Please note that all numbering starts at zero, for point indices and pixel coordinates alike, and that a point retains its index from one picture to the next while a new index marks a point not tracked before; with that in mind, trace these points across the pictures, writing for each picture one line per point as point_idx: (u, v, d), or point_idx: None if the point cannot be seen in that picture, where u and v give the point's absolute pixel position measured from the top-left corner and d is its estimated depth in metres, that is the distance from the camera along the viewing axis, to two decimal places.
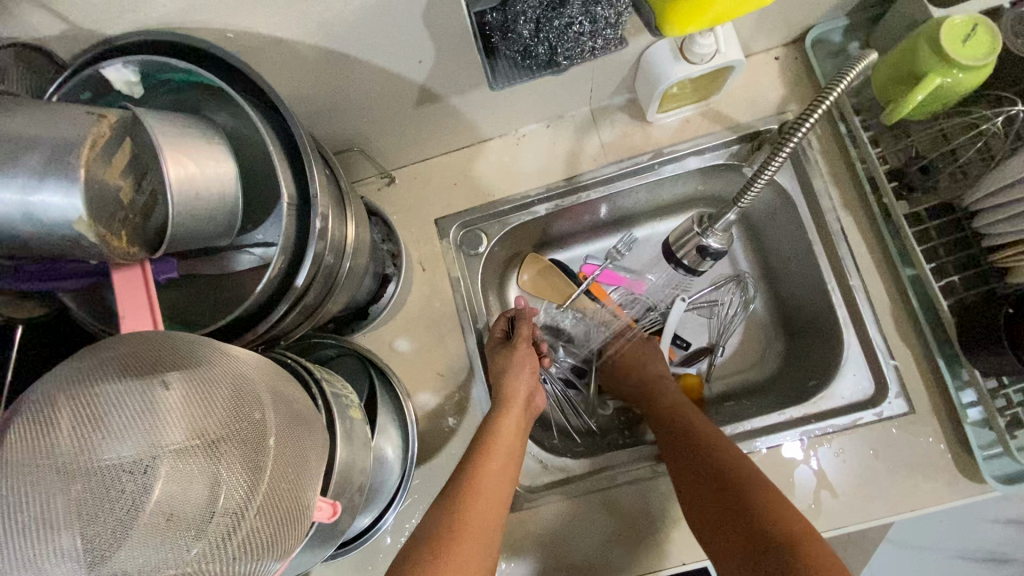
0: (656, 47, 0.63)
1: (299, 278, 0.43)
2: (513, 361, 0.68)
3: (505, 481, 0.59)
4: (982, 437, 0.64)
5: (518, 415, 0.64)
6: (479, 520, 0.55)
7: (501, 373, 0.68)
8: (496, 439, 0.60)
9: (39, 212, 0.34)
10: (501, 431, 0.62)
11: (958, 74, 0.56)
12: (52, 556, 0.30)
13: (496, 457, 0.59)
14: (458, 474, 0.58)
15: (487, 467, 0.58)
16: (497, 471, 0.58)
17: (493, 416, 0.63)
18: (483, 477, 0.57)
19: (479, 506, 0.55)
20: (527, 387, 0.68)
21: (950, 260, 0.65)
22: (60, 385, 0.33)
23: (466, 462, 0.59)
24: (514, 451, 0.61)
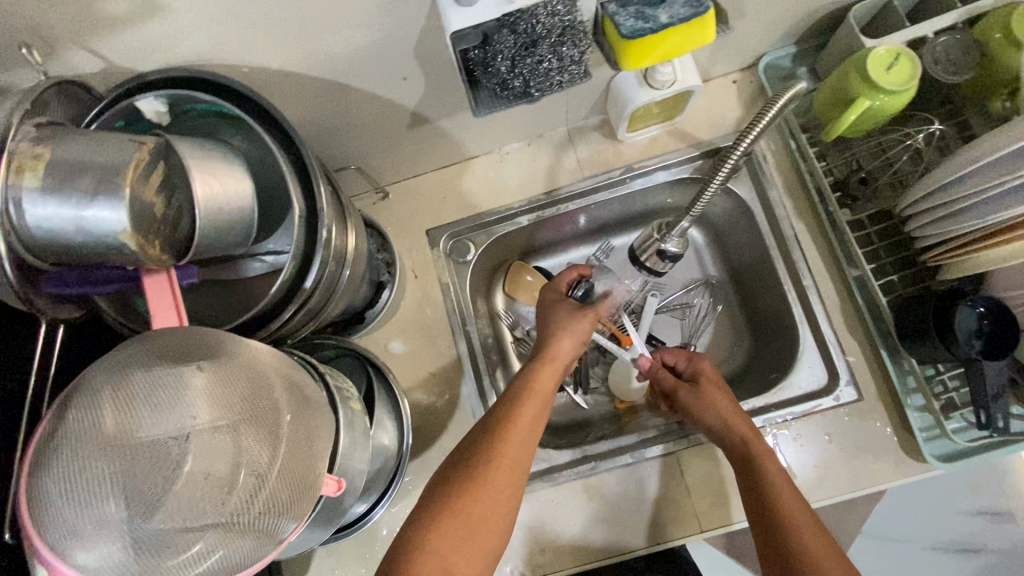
0: (623, 74, 0.70)
1: (308, 281, 0.49)
2: (566, 324, 0.72)
3: (536, 426, 0.61)
4: (924, 421, 0.70)
5: (555, 372, 0.67)
6: (515, 453, 0.57)
7: (551, 332, 0.72)
8: (534, 388, 0.64)
9: (91, 224, 0.41)
10: (539, 383, 0.65)
11: (884, 97, 0.64)
12: (110, 510, 0.36)
13: (530, 403, 0.62)
14: (492, 415, 0.62)
15: (522, 411, 0.61)
16: (531, 415, 0.61)
17: (532, 369, 0.67)
18: (517, 419, 0.60)
19: (515, 442, 0.58)
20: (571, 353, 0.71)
21: (889, 261, 0.73)
22: (105, 370, 0.39)
23: (501, 405, 0.62)
24: (548, 402, 0.64)
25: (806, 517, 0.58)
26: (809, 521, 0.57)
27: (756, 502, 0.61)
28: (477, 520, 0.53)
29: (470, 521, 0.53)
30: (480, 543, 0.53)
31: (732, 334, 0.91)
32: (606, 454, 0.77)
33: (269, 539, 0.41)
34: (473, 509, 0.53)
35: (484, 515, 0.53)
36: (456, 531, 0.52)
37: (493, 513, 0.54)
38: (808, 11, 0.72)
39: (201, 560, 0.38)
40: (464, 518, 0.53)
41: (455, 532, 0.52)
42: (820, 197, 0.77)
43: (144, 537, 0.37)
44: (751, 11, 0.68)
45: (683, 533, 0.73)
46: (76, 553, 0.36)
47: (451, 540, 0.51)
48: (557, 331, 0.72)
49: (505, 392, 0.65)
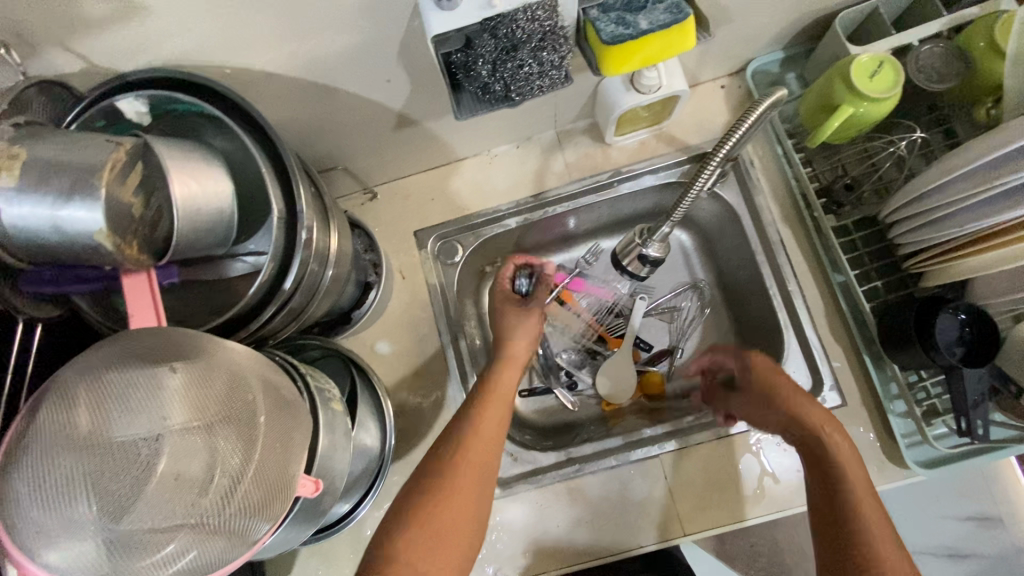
0: (609, 79, 0.71)
1: (287, 281, 0.49)
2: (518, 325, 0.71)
3: (499, 430, 0.61)
4: (905, 427, 0.71)
5: (513, 375, 0.67)
6: (478, 463, 0.58)
7: (502, 334, 0.71)
8: (495, 392, 0.64)
9: (67, 225, 0.41)
10: (497, 388, 0.65)
11: (866, 104, 0.65)
12: (80, 510, 0.36)
13: (490, 410, 0.62)
14: (456, 420, 0.62)
15: (482, 421, 0.60)
16: (493, 422, 0.61)
17: (492, 373, 0.67)
18: (480, 427, 0.60)
19: (477, 452, 0.59)
20: (524, 352, 0.70)
21: (873, 267, 0.73)
22: (79, 372, 0.39)
23: (462, 415, 0.62)
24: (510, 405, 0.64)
25: (880, 523, 0.58)
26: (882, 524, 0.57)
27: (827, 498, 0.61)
28: (442, 532, 0.54)
29: (435, 532, 0.54)
30: (448, 555, 0.54)
31: (719, 337, 0.91)
32: (592, 457, 0.77)
33: (241, 541, 0.41)
34: (439, 521, 0.54)
35: (450, 526, 0.54)
36: (426, 537, 0.53)
37: (460, 523, 0.55)
38: (796, 17, 0.72)
39: (171, 563, 0.38)
40: (430, 529, 0.54)
41: (423, 544, 0.53)
42: (805, 203, 0.77)
43: (114, 537, 0.37)
44: (737, 17, 0.69)
45: (665, 536, 0.73)
46: (45, 553, 0.36)
47: (417, 551, 0.52)
48: (508, 333, 0.71)
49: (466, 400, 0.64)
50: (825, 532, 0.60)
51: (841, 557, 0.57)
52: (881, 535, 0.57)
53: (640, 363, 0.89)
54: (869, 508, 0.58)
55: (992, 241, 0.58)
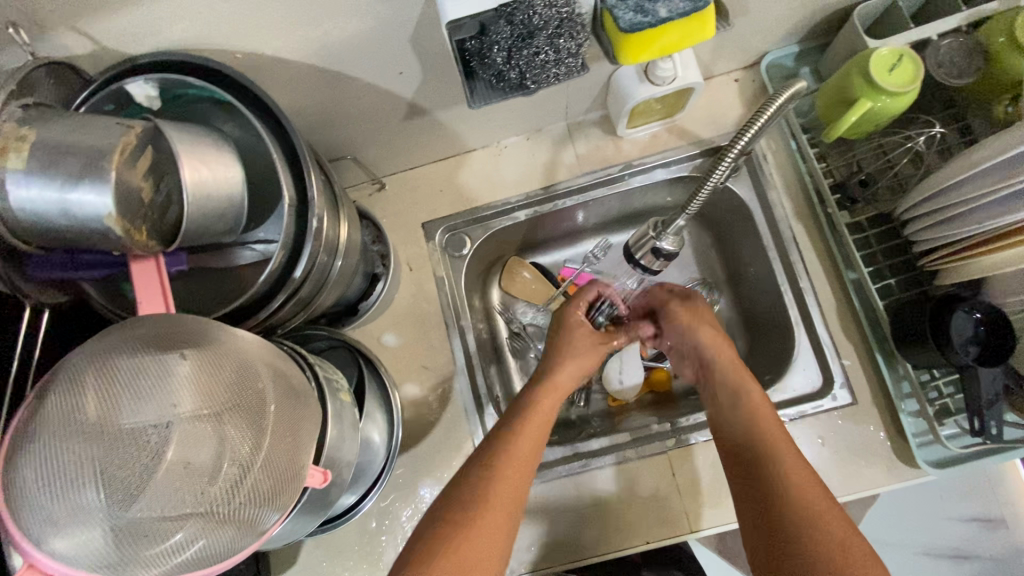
0: (623, 70, 0.70)
1: (297, 270, 0.49)
2: (570, 351, 0.73)
3: (535, 454, 0.62)
4: (917, 426, 0.70)
5: (553, 401, 0.68)
6: (511, 489, 0.58)
7: (554, 354, 0.73)
8: (535, 415, 0.65)
9: (76, 207, 0.40)
10: (539, 409, 0.65)
11: (884, 98, 0.64)
12: (88, 496, 0.36)
13: (531, 433, 0.63)
14: (492, 443, 0.62)
15: (522, 440, 0.62)
16: (533, 445, 0.62)
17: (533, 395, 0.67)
18: (516, 452, 0.60)
19: (512, 477, 0.59)
20: (572, 377, 0.71)
21: (887, 265, 0.72)
22: (87, 359, 0.38)
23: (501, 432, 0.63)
24: (547, 428, 0.65)
25: (777, 442, 0.58)
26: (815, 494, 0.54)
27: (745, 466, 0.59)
28: (470, 562, 0.52)
29: (460, 562, 0.52)
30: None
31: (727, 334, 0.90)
32: (599, 452, 0.77)
33: (250, 530, 0.41)
34: (466, 549, 0.53)
35: (478, 559, 0.53)
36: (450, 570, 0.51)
37: (489, 552, 0.54)
38: (813, 10, 0.71)
39: (180, 551, 0.38)
40: (456, 561, 0.52)
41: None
42: (819, 199, 0.76)
43: (123, 525, 0.36)
44: (754, 9, 0.68)
45: (672, 532, 0.72)
46: (51, 541, 0.35)
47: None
48: (563, 356, 0.73)
49: (506, 418, 0.65)
50: (732, 468, 0.61)
51: (748, 487, 0.58)
52: (778, 452, 0.57)
53: (646, 359, 0.88)
54: (768, 432, 0.59)
55: (1001, 244, 0.58)
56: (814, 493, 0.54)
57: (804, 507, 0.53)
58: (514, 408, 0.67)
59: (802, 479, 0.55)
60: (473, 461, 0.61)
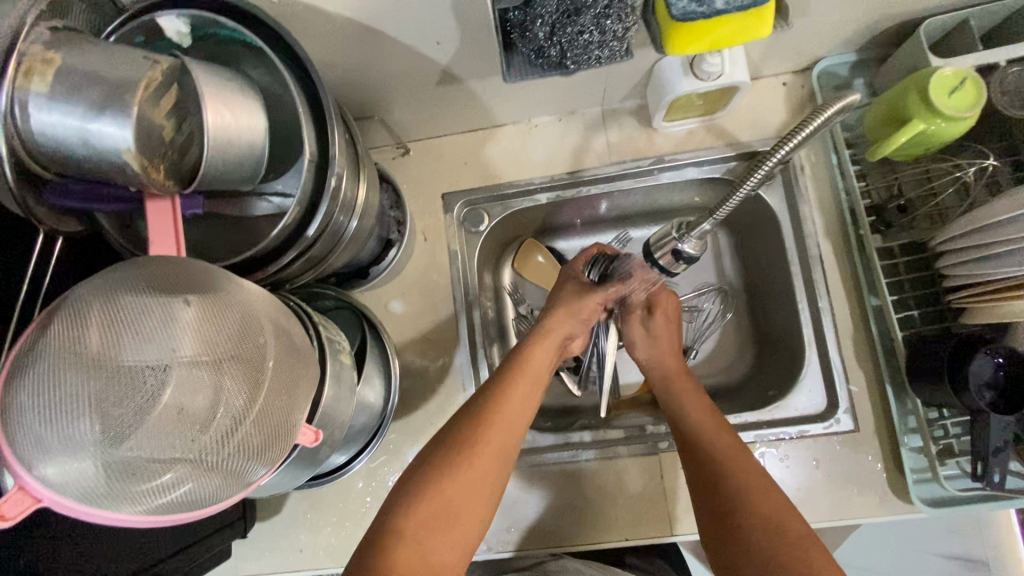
0: (667, 60, 0.67)
1: (310, 228, 0.48)
2: (569, 305, 0.73)
3: (524, 408, 0.63)
4: (916, 462, 0.68)
5: (547, 354, 0.69)
6: (500, 440, 0.59)
7: (551, 310, 0.73)
8: (524, 369, 0.65)
9: (95, 139, 0.40)
10: (530, 361, 0.67)
11: (941, 122, 0.61)
12: (81, 428, 0.36)
13: (520, 384, 0.63)
14: (473, 405, 0.62)
15: (513, 391, 0.63)
16: (523, 397, 0.63)
17: (525, 347, 0.68)
18: (503, 407, 0.61)
19: (501, 429, 0.60)
20: (564, 331, 0.72)
21: (912, 295, 0.69)
22: (95, 292, 0.39)
23: (491, 384, 0.64)
24: (539, 384, 0.66)
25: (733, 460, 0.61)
26: (763, 483, 0.58)
27: (692, 455, 0.64)
28: (452, 508, 0.54)
29: (445, 507, 0.54)
30: (458, 533, 0.54)
31: (735, 344, 0.88)
32: (592, 444, 0.76)
33: (236, 481, 0.41)
34: (453, 497, 0.54)
35: (464, 504, 0.55)
36: (433, 515, 0.53)
37: (474, 501, 0.56)
38: (877, 18, 0.67)
39: (165, 491, 0.38)
40: (443, 503, 0.54)
41: (430, 519, 0.53)
42: (853, 220, 0.74)
43: (113, 461, 0.36)
44: (816, 10, 0.64)
45: (652, 533, 0.73)
46: (41, 467, 0.35)
47: (426, 524, 0.52)
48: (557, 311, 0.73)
49: (496, 368, 0.66)
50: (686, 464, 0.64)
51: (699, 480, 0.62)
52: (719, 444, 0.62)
53: None
54: (719, 440, 0.63)
55: None
56: (774, 508, 0.56)
57: (765, 525, 0.55)
58: (507, 358, 0.68)
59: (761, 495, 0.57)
60: (456, 417, 0.61)
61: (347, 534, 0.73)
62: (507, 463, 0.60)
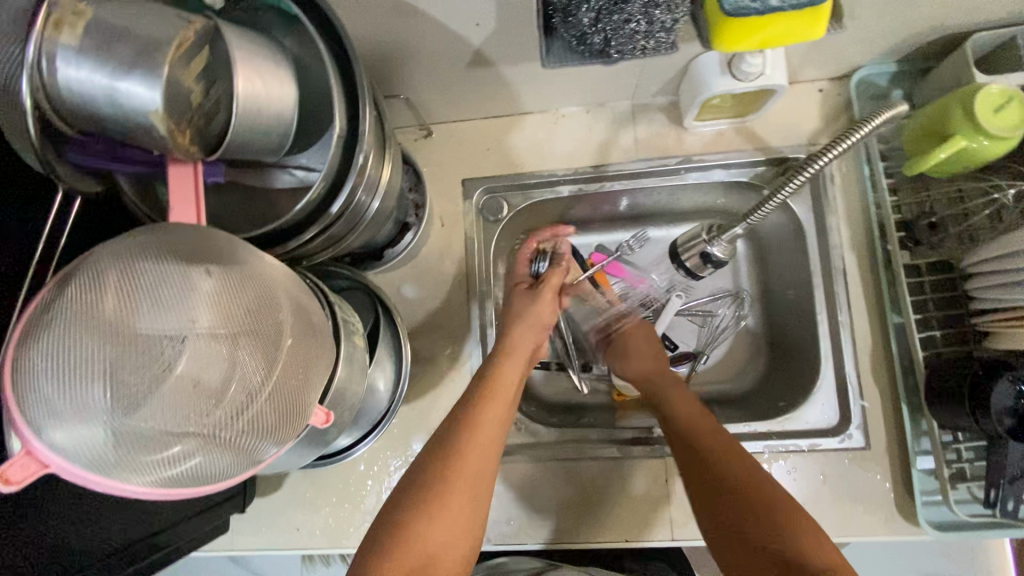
0: (705, 58, 0.65)
1: (334, 205, 0.47)
2: (529, 311, 0.74)
3: (498, 430, 0.62)
4: (925, 484, 0.68)
5: (517, 366, 0.68)
6: (475, 469, 0.58)
7: (511, 322, 0.74)
8: (493, 391, 0.64)
9: (122, 98, 0.38)
10: (500, 382, 0.65)
11: (984, 140, 0.59)
12: (94, 394, 0.35)
13: (491, 408, 0.62)
14: (443, 437, 0.60)
15: (484, 415, 0.61)
16: (494, 418, 0.62)
17: (490, 368, 0.67)
18: (475, 433, 0.60)
19: (475, 456, 0.59)
20: (528, 341, 0.73)
21: (936, 315, 0.68)
22: (109, 259, 0.37)
23: (460, 412, 0.62)
24: (512, 403, 0.65)
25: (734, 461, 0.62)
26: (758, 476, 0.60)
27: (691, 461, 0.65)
28: (434, 550, 0.53)
29: (426, 551, 0.52)
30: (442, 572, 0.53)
31: (747, 352, 0.87)
32: (600, 443, 0.76)
33: (247, 458, 0.40)
34: (433, 539, 0.53)
35: (445, 542, 0.53)
36: (414, 562, 0.51)
37: (455, 539, 0.54)
38: (924, 29, 0.65)
39: (175, 464, 0.37)
40: (422, 547, 0.52)
41: (411, 567, 0.51)
42: (881, 235, 0.72)
43: (124, 431, 0.35)
44: (864, 15, 0.62)
45: (654, 536, 0.72)
46: (51, 432, 0.34)
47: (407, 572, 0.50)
48: (516, 321, 0.73)
49: (465, 393, 0.65)
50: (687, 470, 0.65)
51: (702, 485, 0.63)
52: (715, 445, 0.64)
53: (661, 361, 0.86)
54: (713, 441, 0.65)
55: None
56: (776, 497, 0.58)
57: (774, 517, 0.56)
58: (474, 381, 0.66)
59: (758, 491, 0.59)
60: (428, 452, 0.59)
61: (345, 515, 0.73)
62: (485, 490, 0.59)
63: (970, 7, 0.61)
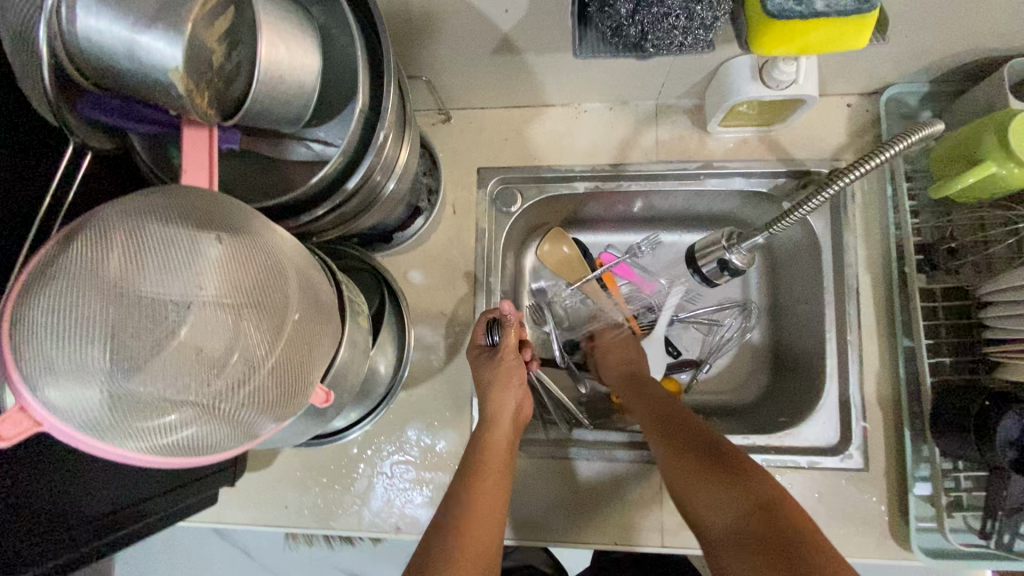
0: (737, 62, 0.64)
1: (351, 180, 0.46)
2: (500, 375, 0.68)
3: (497, 505, 0.60)
4: (921, 510, 0.67)
5: (506, 433, 0.66)
6: (483, 544, 0.55)
7: (484, 390, 0.68)
8: (488, 463, 0.62)
9: (143, 52, 0.37)
10: (491, 450, 0.64)
11: (1015, 166, 0.58)
12: (93, 354, 0.34)
13: (489, 479, 0.61)
14: (443, 518, 0.57)
15: (482, 487, 0.59)
16: (492, 491, 0.60)
17: (478, 442, 0.65)
18: (476, 510, 0.57)
19: (480, 530, 0.56)
20: (511, 404, 0.68)
21: (946, 341, 0.67)
22: (114, 221, 0.36)
23: (457, 488, 0.60)
24: (507, 473, 0.63)
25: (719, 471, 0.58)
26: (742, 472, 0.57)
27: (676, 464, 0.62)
28: None
29: None
30: None
31: (751, 364, 0.86)
32: (596, 443, 0.75)
33: (245, 432, 0.39)
34: None
35: None
36: None
37: None
38: (961, 50, 0.64)
39: (170, 433, 0.36)
40: None
41: None
42: (897, 256, 0.71)
43: (122, 393, 0.35)
44: (902, 30, 0.61)
45: (643, 541, 0.71)
46: (46, 389, 0.33)
47: None
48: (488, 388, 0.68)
49: (456, 472, 0.62)
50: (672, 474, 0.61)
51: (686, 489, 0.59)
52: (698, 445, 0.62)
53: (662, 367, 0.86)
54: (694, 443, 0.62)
55: None
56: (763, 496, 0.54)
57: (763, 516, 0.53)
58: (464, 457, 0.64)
59: (737, 496, 0.55)
60: (427, 541, 0.55)
61: (335, 497, 0.72)
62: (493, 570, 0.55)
63: (1011, 30, 0.60)
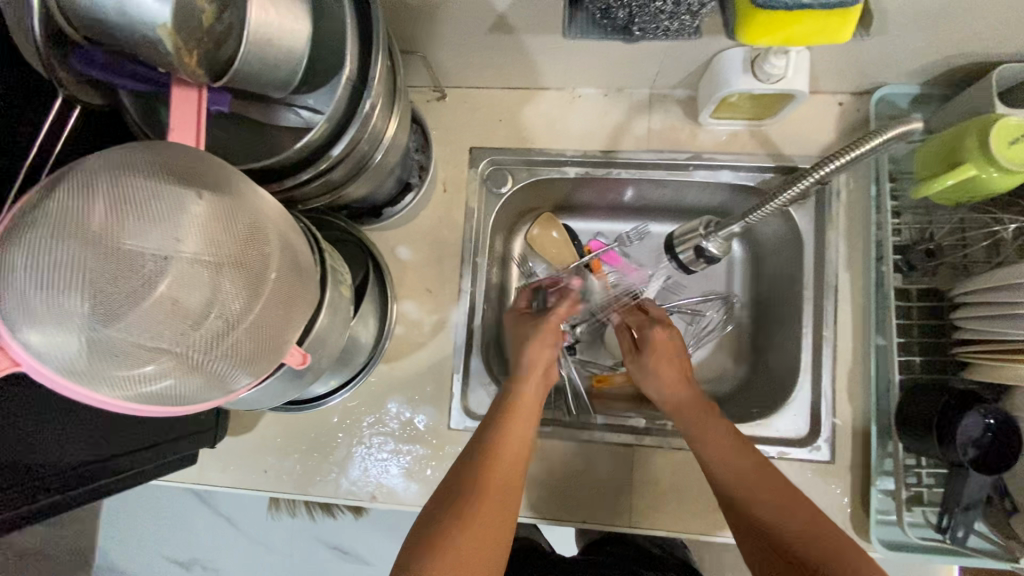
0: (728, 54, 0.64)
1: (336, 148, 0.47)
2: (536, 332, 0.73)
3: (522, 449, 0.62)
4: (883, 504, 0.69)
5: (539, 388, 0.69)
6: (504, 489, 0.58)
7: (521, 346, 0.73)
8: (516, 410, 0.65)
9: (132, 7, 0.38)
10: (521, 402, 0.66)
11: (993, 171, 0.59)
12: (71, 300, 0.35)
13: (516, 423, 0.64)
14: (470, 457, 0.60)
15: (511, 431, 0.63)
16: (518, 437, 0.63)
17: (513, 388, 0.68)
18: (499, 452, 0.60)
19: (500, 476, 0.59)
20: (547, 357, 0.72)
21: (917, 341, 0.68)
22: (98, 172, 0.37)
23: (487, 428, 0.63)
24: (533, 420, 0.66)
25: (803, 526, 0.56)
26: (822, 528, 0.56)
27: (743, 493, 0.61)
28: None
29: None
30: None
31: (731, 357, 0.88)
32: (573, 425, 0.77)
33: (219, 386, 0.41)
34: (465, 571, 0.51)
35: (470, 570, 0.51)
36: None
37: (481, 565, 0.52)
38: (951, 53, 0.64)
39: (146, 382, 0.38)
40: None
41: None
42: (877, 254, 0.72)
43: (98, 340, 0.36)
44: (893, 30, 0.61)
45: (612, 521, 0.73)
46: (27, 332, 0.34)
47: None
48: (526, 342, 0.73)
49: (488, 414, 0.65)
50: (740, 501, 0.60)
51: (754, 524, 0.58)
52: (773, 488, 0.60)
53: None
54: (770, 488, 0.60)
55: None
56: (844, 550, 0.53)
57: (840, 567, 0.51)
58: (496, 402, 0.66)
59: (818, 549, 0.53)
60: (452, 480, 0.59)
61: (314, 464, 0.73)
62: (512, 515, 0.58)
63: (1000, 35, 0.60)
